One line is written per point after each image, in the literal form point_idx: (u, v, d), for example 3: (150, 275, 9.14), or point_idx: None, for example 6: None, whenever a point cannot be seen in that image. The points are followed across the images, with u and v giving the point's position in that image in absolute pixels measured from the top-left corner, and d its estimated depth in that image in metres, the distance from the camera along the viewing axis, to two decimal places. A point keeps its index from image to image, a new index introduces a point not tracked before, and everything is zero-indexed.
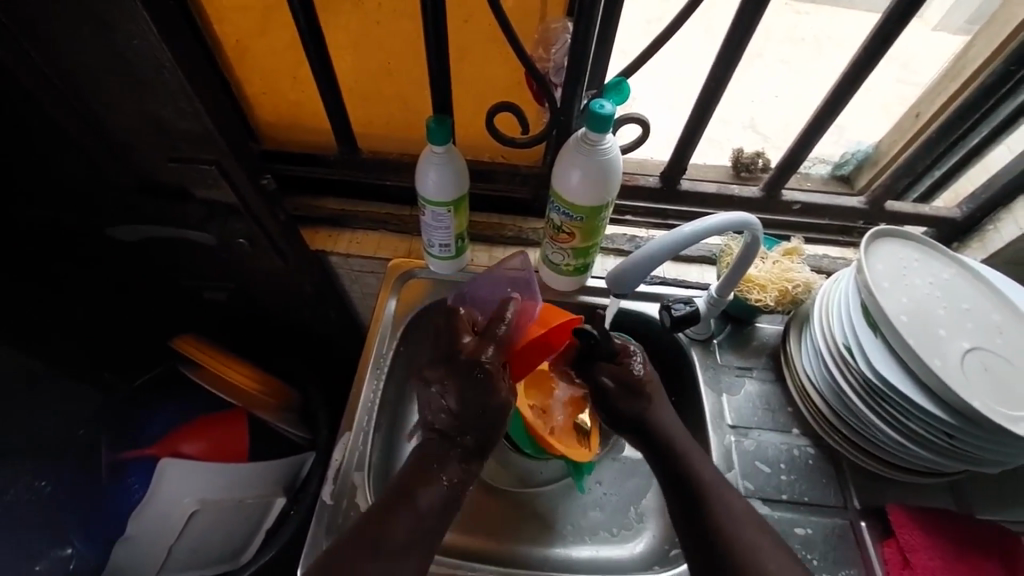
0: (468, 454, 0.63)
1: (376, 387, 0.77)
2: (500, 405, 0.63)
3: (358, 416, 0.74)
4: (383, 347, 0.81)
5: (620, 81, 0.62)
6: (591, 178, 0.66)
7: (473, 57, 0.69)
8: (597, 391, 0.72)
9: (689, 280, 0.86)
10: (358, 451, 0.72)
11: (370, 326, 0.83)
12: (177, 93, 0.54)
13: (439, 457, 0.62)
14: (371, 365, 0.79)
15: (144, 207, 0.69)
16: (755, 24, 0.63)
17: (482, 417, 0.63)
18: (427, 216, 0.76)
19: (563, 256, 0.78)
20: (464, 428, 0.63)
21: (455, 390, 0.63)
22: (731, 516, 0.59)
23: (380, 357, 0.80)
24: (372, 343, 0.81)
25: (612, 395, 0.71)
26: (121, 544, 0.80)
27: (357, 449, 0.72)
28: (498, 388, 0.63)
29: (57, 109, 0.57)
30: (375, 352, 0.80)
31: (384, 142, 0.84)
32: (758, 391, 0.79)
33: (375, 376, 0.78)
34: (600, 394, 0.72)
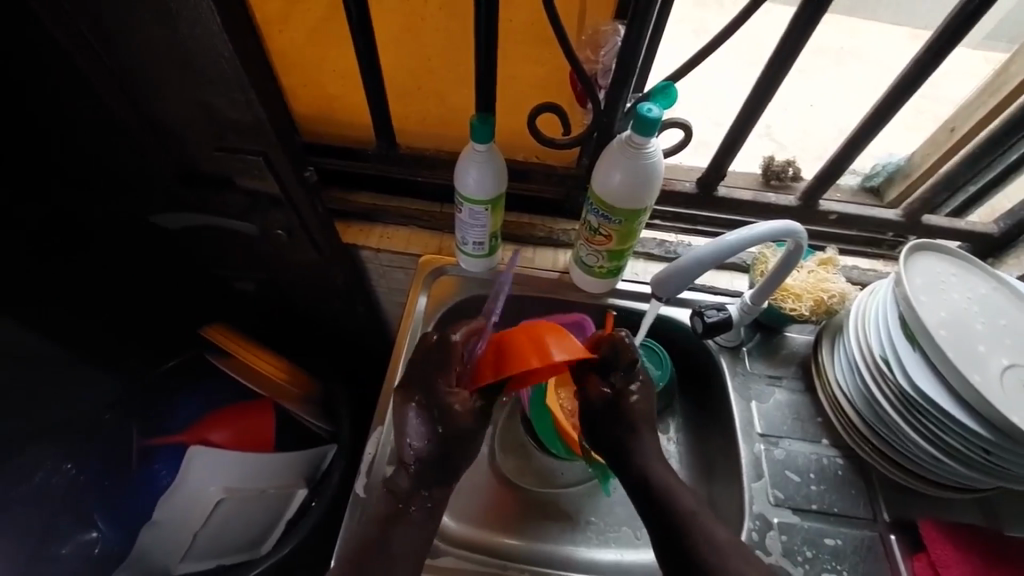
0: (435, 481, 0.64)
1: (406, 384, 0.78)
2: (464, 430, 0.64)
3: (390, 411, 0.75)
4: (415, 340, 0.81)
5: (668, 85, 0.62)
6: (633, 181, 0.66)
7: (518, 56, 0.69)
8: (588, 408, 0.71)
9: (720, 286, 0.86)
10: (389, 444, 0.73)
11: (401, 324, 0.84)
12: (233, 83, 0.55)
13: (414, 484, 0.64)
14: (404, 354, 0.80)
15: (186, 195, 0.69)
16: (811, 29, 0.62)
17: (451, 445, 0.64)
18: (463, 214, 0.76)
19: (597, 258, 0.78)
20: (433, 461, 0.64)
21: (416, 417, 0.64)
22: (720, 554, 0.59)
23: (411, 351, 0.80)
24: (403, 340, 0.81)
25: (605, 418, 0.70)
26: (146, 530, 0.80)
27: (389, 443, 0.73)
28: (451, 409, 0.64)
29: (111, 94, 0.58)
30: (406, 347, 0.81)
31: (421, 138, 0.84)
32: (788, 400, 0.79)
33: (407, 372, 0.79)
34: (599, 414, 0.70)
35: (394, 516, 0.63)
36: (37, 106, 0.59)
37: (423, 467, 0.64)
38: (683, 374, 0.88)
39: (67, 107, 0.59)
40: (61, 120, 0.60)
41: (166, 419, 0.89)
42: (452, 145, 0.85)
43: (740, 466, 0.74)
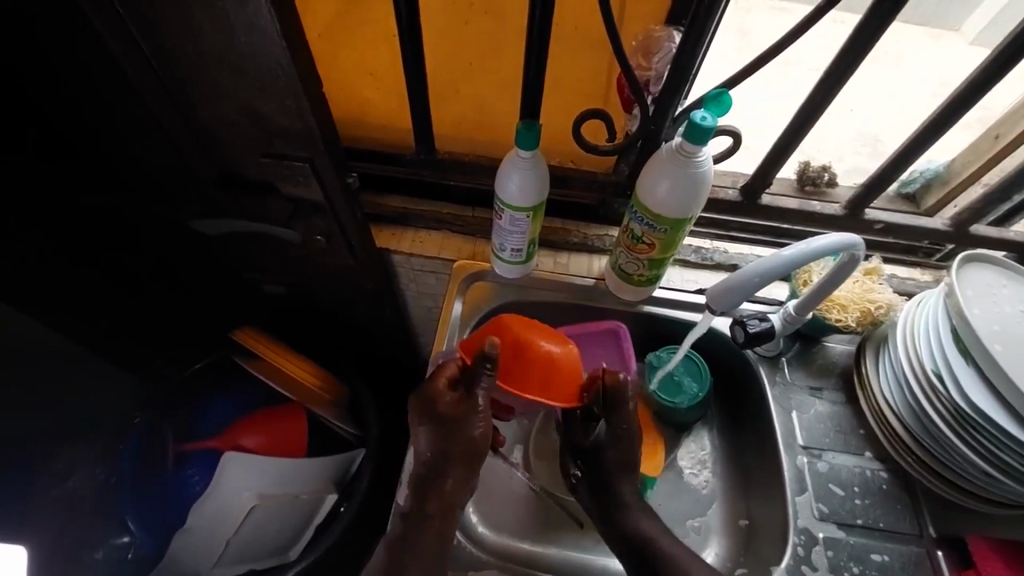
0: (438, 483, 0.66)
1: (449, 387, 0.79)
2: (466, 431, 0.65)
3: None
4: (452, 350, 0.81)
5: (722, 92, 0.60)
6: (680, 190, 0.65)
7: (567, 60, 0.68)
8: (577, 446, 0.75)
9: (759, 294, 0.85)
10: None
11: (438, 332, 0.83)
12: (286, 89, 0.54)
13: (419, 486, 0.66)
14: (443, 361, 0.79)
15: (225, 200, 0.68)
16: (888, 22, 0.60)
17: (453, 445, 0.65)
18: (503, 220, 0.75)
19: (637, 266, 0.77)
20: (433, 461, 0.66)
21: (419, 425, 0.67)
22: None
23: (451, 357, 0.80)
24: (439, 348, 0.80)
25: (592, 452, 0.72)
26: (180, 534, 0.80)
27: None
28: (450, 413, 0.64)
29: (158, 98, 0.56)
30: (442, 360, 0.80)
31: (456, 142, 0.83)
32: (829, 412, 0.77)
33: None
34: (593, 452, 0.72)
35: (411, 519, 0.66)
36: (82, 110, 0.58)
37: (424, 479, 0.66)
38: (719, 384, 0.87)
39: (112, 110, 0.58)
40: (104, 124, 0.59)
41: (196, 422, 0.88)
42: (490, 149, 0.83)
43: (783, 479, 0.73)
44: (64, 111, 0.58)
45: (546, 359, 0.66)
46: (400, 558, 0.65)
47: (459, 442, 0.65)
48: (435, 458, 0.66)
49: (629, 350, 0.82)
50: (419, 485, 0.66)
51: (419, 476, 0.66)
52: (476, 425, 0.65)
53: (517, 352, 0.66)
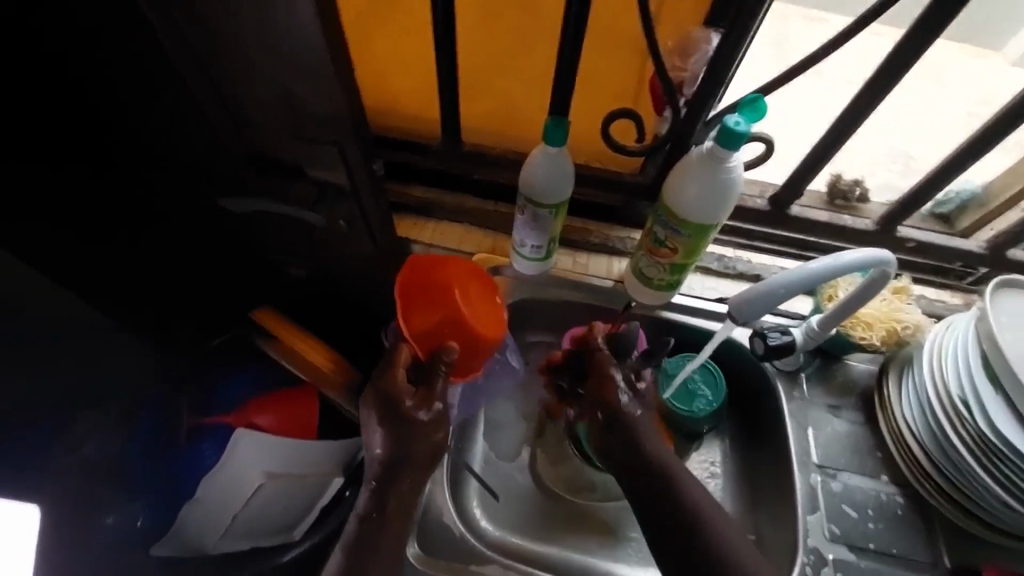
0: (396, 484, 0.64)
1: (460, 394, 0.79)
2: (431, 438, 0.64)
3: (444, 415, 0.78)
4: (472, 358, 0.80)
5: (758, 97, 0.59)
6: (708, 195, 0.64)
7: (599, 59, 0.67)
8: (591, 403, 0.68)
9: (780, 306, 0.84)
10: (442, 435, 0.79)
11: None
12: (319, 72, 0.54)
13: (380, 485, 0.63)
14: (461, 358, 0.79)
15: (252, 180, 0.69)
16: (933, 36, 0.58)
17: (412, 447, 0.63)
18: (526, 216, 0.75)
19: (659, 271, 0.76)
20: (397, 468, 0.63)
21: (378, 426, 0.65)
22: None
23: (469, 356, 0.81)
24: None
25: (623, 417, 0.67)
26: (189, 505, 0.80)
27: None
28: (415, 418, 0.63)
29: (194, 77, 0.57)
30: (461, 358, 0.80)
31: (482, 135, 0.83)
32: (847, 431, 0.76)
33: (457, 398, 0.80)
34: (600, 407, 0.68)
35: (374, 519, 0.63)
36: None
37: (382, 480, 0.64)
38: (734, 397, 0.85)
39: None
40: None
41: (212, 399, 0.90)
42: (515, 145, 0.83)
43: (795, 496, 0.72)
44: None
45: (470, 335, 0.71)
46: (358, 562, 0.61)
47: (422, 445, 0.63)
48: (389, 462, 0.63)
49: None
50: (378, 489, 0.63)
51: (375, 478, 0.64)
52: (434, 423, 0.64)
53: (449, 325, 0.71)
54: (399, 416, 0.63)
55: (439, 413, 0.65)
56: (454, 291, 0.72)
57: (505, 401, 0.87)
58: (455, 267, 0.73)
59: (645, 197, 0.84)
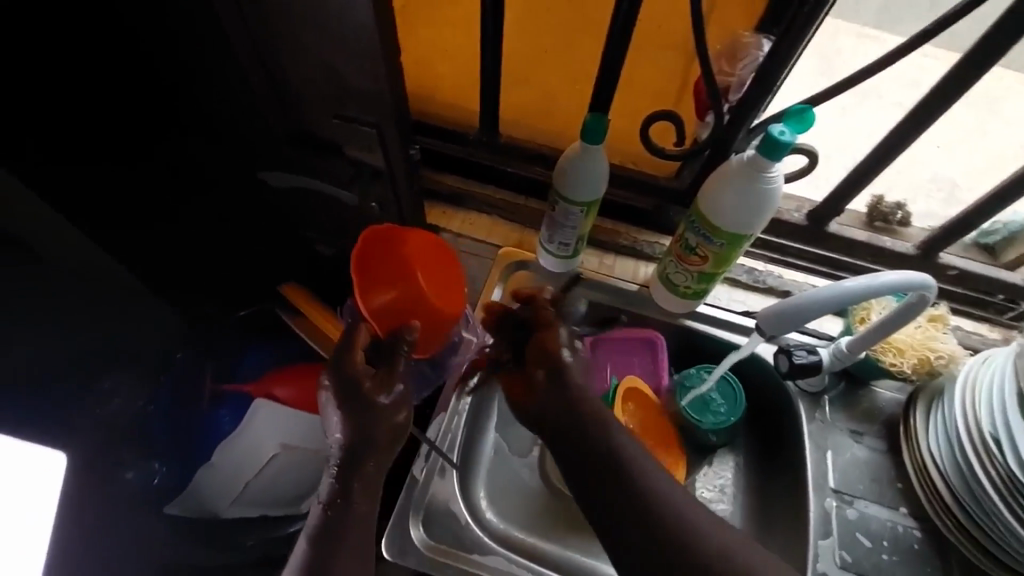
0: (361, 469, 0.60)
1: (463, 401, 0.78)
2: (396, 421, 0.62)
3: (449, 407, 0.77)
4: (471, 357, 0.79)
5: (806, 108, 0.56)
6: (744, 205, 0.63)
7: (644, 62, 0.67)
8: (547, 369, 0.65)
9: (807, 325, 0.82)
10: (451, 434, 0.76)
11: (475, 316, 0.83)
12: (366, 54, 0.54)
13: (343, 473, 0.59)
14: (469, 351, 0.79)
15: (291, 156, 0.70)
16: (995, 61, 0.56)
17: (370, 430, 0.60)
18: (558, 213, 0.74)
19: (686, 279, 0.75)
20: (357, 451, 0.60)
21: (337, 410, 0.61)
22: None
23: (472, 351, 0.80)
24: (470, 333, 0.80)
25: (571, 373, 0.64)
26: (204, 469, 0.83)
27: (451, 432, 0.76)
28: (377, 402, 0.61)
29: (245, 52, 0.58)
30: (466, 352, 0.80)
31: (519, 129, 0.83)
32: (867, 459, 0.74)
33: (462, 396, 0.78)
34: (552, 372, 0.64)
35: (338, 505, 0.59)
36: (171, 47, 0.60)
37: (345, 464, 0.60)
38: (755, 417, 0.83)
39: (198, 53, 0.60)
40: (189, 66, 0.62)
41: (236, 367, 0.93)
42: (551, 140, 0.83)
43: (808, 519, 0.70)
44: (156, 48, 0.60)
45: (434, 313, 0.71)
46: (323, 559, 0.56)
47: (383, 428, 0.61)
48: (350, 447, 0.60)
49: (663, 359, 0.82)
50: (343, 474, 0.59)
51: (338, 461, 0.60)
52: (396, 406, 0.63)
53: (409, 305, 0.70)
54: (359, 397, 0.61)
55: (399, 394, 0.63)
56: (415, 270, 0.71)
57: None
58: (421, 242, 0.71)
59: (675, 202, 0.83)
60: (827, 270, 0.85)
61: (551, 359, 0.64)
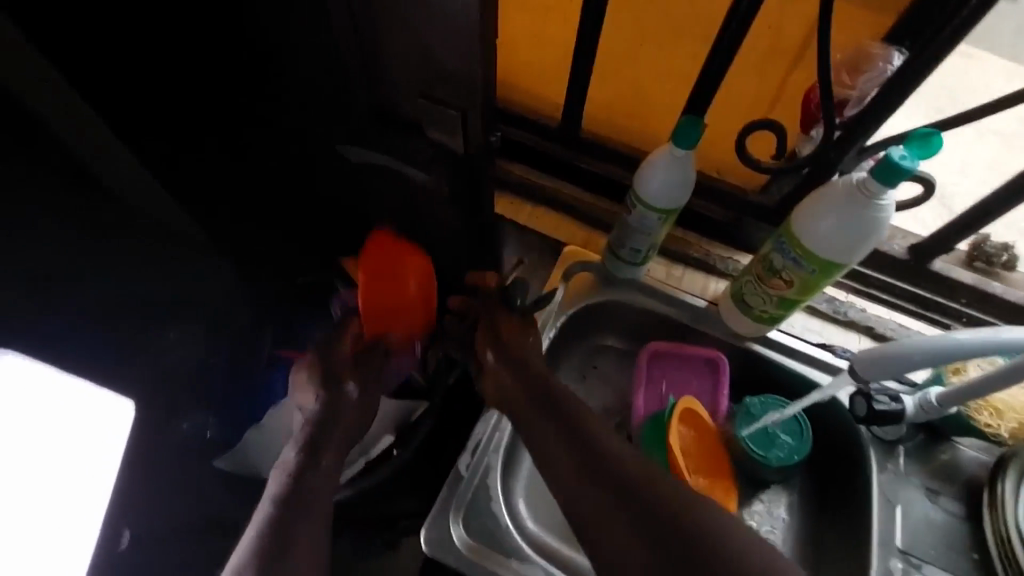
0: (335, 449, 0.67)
1: (497, 424, 0.72)
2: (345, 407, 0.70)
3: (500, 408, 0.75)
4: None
5: (933, 133, 0.51)
6: (844, 230, 0.58)
7: (752, 66, 0.66)
8: (496, 343, 0.71)
9: None
10: (499, 434, 0.71)
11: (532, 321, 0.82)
12: (465, 34, 0.52)
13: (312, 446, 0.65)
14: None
15: (371, 134, 0.70)
16: None
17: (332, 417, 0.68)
18: (633, 217, 0.71)
19: (763, 302, 0.70)
20: (314, 427, 0.68)
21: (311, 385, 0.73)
22: None
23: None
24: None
25: (532, 357, 0.69)
26: (252, 430, 0.83)
27: (501, 432, 0.71)
28: (342, 392, 0.71)
29: (344, 22, 0.57)
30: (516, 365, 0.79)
31: (604, 124, 0.81)
32: (941, 521, 0.68)
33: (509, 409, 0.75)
34: (499, 343, 0.71)
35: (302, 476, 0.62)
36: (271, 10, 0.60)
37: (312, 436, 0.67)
38: (817, 457, 0.77)
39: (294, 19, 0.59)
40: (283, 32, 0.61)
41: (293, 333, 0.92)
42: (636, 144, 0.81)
43: None
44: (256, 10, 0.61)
45: (411, 321, 0.78)
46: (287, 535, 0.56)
47: (346, 410, 0.70)
48: (316, 423, 0.68)
49: (724, 383, 0.79)
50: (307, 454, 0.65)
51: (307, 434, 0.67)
52: (356, 401, 0.72)
53: (393, 313, 0.76)
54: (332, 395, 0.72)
55: (364, 390, 0.73)
56: (408, 280, 0.76)
57: None
58: (416, 262, 0.76)
59: (756, 216, 0.79)
60: (915, 305, 0.81)
61: (507, 344, 0.71)
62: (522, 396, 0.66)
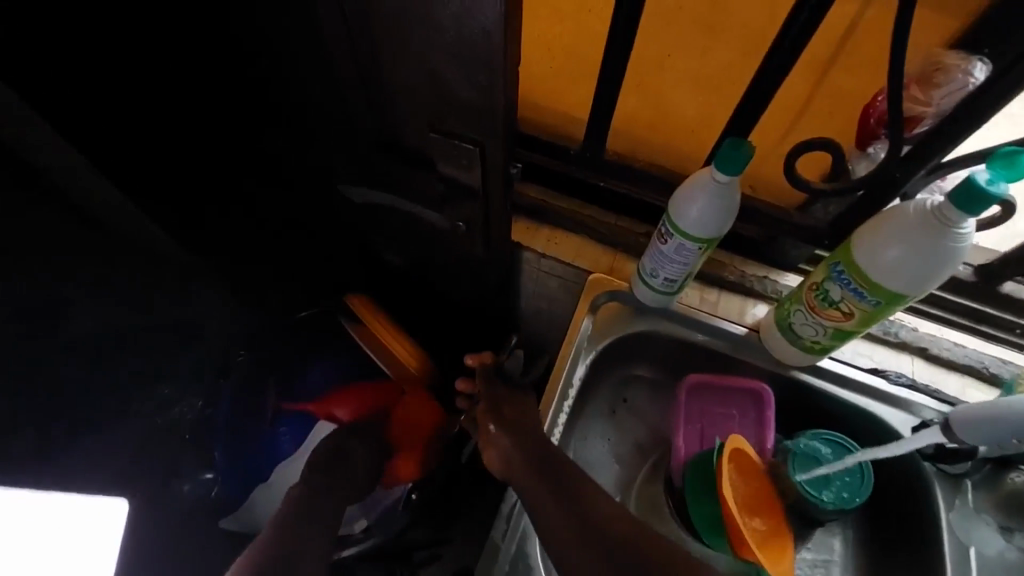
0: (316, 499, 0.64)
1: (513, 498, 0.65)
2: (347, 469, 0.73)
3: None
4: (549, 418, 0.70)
5: (1019, 150, 0.46)
6: (913, 261, 0.52)
7: (806, 79, 0.61)
8: (492, 413, 0.70)
9: (945, 390, 0.72)
10: (511, 502, 0.65)
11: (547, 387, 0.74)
12: (482, 63, 0.45)
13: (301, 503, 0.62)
14: (556, 400, 0.71)
15: (377, 164, 0.64)
16: None
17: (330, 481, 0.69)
18: (667, 246, 0.64)
19: (816, 333, 0.64)
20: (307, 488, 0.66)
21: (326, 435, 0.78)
22: None
23: (555, 411, 0.71)
24: (556, 381, 0.72)
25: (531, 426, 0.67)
26: (260, 488, 0.82)
27: (512, 500, 0.65)
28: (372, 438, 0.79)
29: (342, 46, 0.50)
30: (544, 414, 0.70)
31: (632, 143, 0.75)
32: (1019, 559, 0.64)
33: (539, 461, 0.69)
34: (494, 412, 0.69)
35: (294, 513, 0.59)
36: (262, 33, 0.54)
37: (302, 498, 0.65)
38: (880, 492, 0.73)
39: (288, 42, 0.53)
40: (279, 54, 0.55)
41: (299, 382, 0.88)
42: (673, 163, 0.75)
43: None
44: (244, 30, 0.54)
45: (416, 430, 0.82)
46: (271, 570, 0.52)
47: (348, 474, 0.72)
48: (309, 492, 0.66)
49: (770, 417, 0.72)
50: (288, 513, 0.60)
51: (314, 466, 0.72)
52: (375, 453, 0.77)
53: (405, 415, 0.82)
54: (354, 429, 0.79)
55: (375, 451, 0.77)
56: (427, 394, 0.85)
57: (601, 441, 0.79)
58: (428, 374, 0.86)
59: (795, 234, 0.71)
60: (966, 324, 0.74)
61: (501, 410, 0.70)
62: (523, 466, 0.62)
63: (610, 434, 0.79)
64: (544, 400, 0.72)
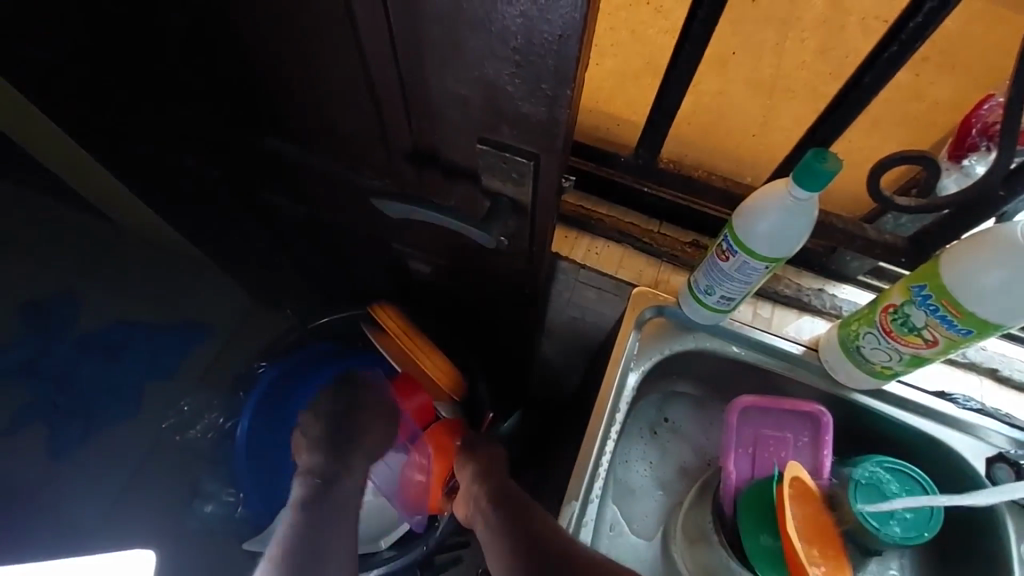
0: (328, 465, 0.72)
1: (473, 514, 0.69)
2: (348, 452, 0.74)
3: (581, 496, 0.62)
4: (595, 450, 0.64)
5: None
6: (1013, 290, 0.48)
7: (923, 87, 0.65)
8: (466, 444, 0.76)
9: (1015, 414, 0.69)
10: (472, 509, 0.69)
11: (587, 422, 0.67)
12: (549, 73, 0.39)
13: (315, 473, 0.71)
14: (600, 428, 0.65)
15: (412, 175, 0.59)
16: None
17: (337, 457, 0.73)
18: (729, 263, 0.58)
19: (887, 358, 0.59)
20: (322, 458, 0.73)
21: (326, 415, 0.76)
22: None
23: (601, 441, 0.64)
24: (599, 414, 0.65)
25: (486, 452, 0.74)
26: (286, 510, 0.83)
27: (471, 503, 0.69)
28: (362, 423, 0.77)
29: (382, 50, 0.45)
30: (590, 446, 0.64)
31: (691, 152, 0.75)
32: None
33: (581, 496, 0.63)
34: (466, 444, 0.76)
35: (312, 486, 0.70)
36: (290, 33, 0.48)
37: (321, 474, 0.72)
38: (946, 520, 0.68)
39: (319, 43, 0.48)
40: (310, 56, 0.50)
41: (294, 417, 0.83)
42: (732, 171, 0.74)
43: None
44: (271, 31, 0.49)
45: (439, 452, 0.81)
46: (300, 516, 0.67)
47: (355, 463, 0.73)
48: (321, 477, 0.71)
49: (825, 440, 0.67)
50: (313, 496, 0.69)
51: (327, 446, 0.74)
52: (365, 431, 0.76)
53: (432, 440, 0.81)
54: (341, 448, 0.74)
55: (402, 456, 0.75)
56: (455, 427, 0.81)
57: (641, 464, 0.75)
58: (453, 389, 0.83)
59: (855, 247, 0.67)
60: None
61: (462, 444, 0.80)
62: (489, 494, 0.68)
63: (651, 456, 0.75)
64: (587, 430, 0.65)
